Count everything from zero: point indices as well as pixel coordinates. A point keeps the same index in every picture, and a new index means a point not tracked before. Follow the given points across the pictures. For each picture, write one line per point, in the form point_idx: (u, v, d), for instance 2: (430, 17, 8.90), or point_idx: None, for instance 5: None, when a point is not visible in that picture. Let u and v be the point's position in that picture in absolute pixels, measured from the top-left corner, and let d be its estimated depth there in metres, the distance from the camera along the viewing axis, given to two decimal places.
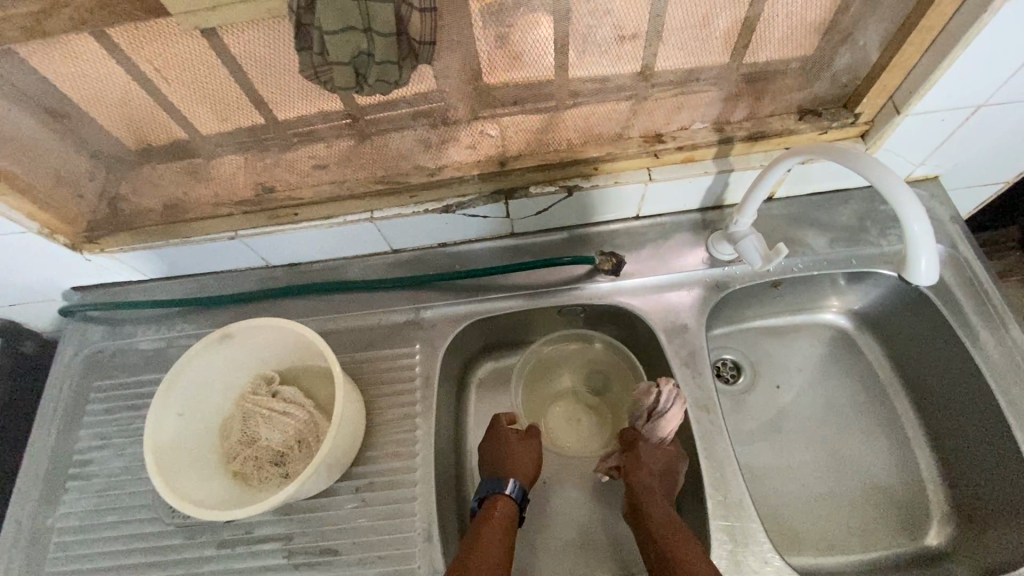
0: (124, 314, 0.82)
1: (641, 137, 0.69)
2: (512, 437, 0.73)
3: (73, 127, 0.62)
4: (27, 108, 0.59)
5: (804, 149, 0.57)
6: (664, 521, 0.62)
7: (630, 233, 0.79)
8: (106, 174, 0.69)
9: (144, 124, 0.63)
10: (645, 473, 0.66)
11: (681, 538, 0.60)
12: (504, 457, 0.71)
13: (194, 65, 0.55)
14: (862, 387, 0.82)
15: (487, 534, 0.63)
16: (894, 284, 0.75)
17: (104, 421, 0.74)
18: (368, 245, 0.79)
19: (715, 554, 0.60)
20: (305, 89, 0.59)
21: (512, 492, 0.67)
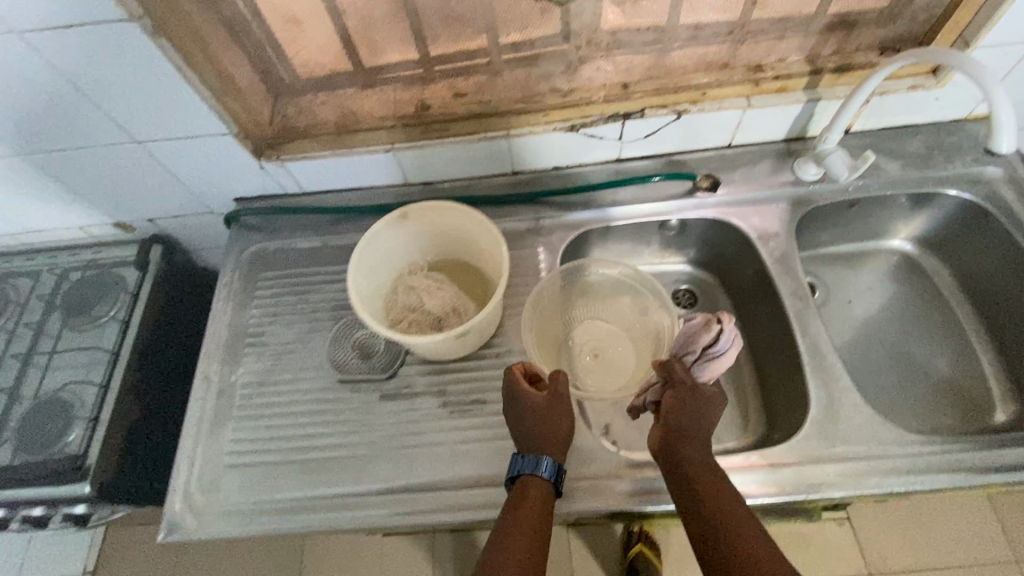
0: (282, 220, 0.96)
1: (744, 68, 0.82)
2: (537, 395, 0.70)
3: (298, 41, 0.80)
4: (267, 21, 0.76)
5: (900, 58, 0.69)
6: (703, 472, 0.63)
7: (723, 160, 0.92)
8: (304, 89, 0.86)
9: (355, 42, 0.80)
10: (688, 417, 0.67)
11: (720, 489, 0.62)
12: (535, 424, 0.68)
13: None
14: (926, 303, 0.92)
15: (528, 514, 0.63)
16: (958, 203, 0.86)
17: (273, 301, 0.87)
18: (495, 166, 0.92)
19: (813, 402, 0.72)
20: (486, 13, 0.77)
21: (545, 474, 0.65)
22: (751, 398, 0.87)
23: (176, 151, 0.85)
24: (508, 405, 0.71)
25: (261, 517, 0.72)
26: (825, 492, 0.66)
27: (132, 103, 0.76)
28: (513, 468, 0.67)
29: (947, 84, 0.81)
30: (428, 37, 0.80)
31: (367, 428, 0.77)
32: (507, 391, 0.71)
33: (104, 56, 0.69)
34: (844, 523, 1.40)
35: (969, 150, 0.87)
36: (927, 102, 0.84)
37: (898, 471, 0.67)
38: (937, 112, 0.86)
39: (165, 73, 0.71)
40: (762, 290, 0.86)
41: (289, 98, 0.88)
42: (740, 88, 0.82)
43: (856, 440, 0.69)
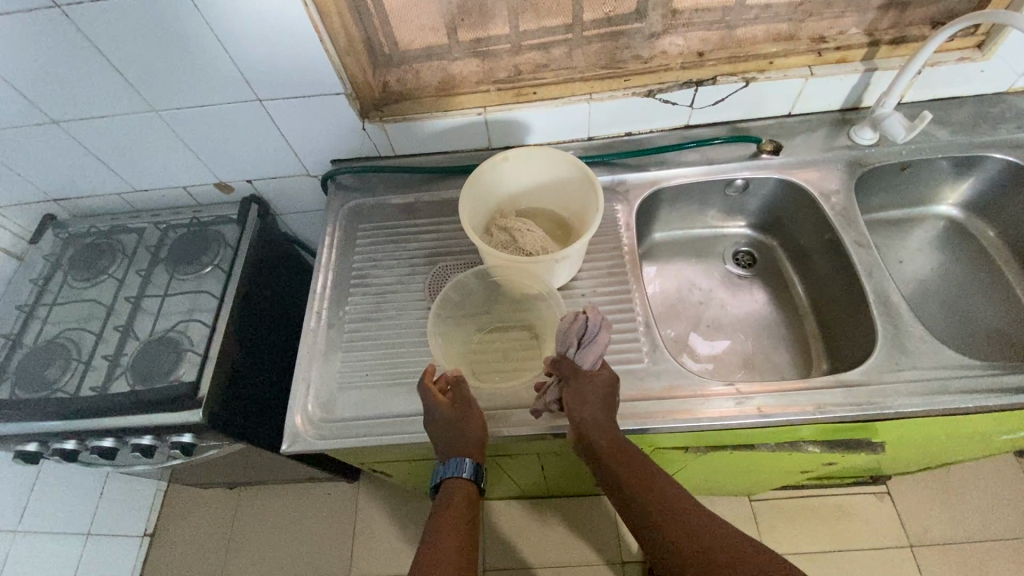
0: (375, 180, 1.05)
1: (808, 40, 0.91)
2: (447, 409, 0.73)
3: (406, 10, 0.89)
4: None
5: (962, 21, 0.76)
6: (625, 455, 0.70)
7: (783, 127, 1.00)
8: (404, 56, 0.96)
9: (458, 13, 0.89)
10: (588, 407, 0.71)
11: (644, 464, 0.70)
12: (450, 436, 0.72)
13: None
14: (975, 261, 0.99)
15: (457, 510, 0.69)
16: (1005, 167, 0.93)
17: (372, 248, 0.96)
18: (573, 131, 1.01)
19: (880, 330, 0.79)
20: None
21: (467, 474, 0.72)
22: (812, 343, 0.95)
23: (289, 110, 0.95)
24: (427, 423, 0.73)
25: (376, 430, 0.78)
26: (896, 405, 0.73)
27: (264, 60, 0.85)
28: (438, 471, 0.73)
29: (992, 56, 0.90)
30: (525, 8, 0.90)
31: (467, 356, 0.83)
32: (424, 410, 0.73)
33: (251, 14, 0.79)
34: (884, 497, 1.44)
35: (1012, 118, 0.94)
36: (974, 73, 0.92)
37: (962, 389, 0.73)
38: (981, 84, 0.95)
39: (302, 32, 0.81)
40: (824, 243, 0.93)
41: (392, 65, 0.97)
42: (804, 57, 0.91)
43: (922, 364, 0.76)
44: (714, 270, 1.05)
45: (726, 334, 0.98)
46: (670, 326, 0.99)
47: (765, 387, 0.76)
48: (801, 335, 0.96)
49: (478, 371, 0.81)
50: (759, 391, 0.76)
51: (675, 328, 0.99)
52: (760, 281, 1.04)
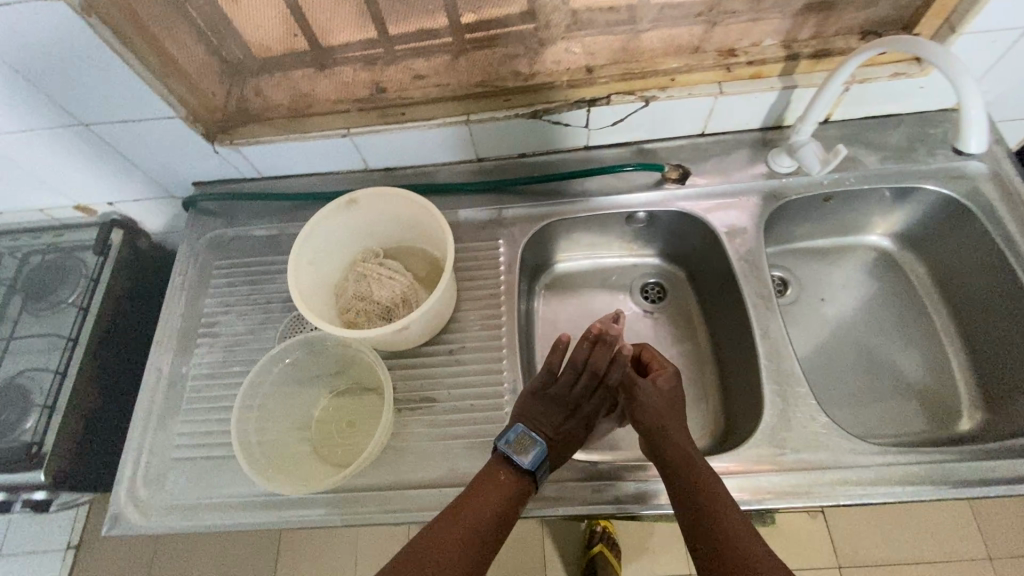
0: (239, 207, 0.93)
1: (716, 52, 0.78)
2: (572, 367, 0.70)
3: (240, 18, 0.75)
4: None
5: (886, 46, 0.63)
6: (696, 468, 0.61)
7: (694, 149, 0.88)
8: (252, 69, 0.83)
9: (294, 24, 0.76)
10: (653, 400, 0.67)
11: (719, 487, 0.60)
12: (541, 413, 0.67)
13: None
14: (902, 302, 0.89)
15: (483, 503, 0.60)
16: (939, 201, 0.81)
17: (226, 291, 0.86)
18: (458, 152, 0.89)
19: (766, 401, 0.69)
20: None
21: (529, 464, 0.63)
22: (712, 397, 0.84)
23: (122, 135, 0.82)
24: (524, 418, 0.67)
25: (204, 512, 0.71)
26: (771, 501, 0.63)
27: (66, 84, 0.71)
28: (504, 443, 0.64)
29: (931, 72, 0.77)
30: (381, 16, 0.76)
31: (316, 422, 0.76)
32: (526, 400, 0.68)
33: (38, 38, 0.65)
34: (818, 516, 1.39)
35: (953, 142, 0.82)
36: (910, 91, 0.79)
37: (848, 481, 0.64)
38: (921, 101, 0.82)
39: (99, 53, 0.67)
40: (728, 289, 0.83)
41: (242, 79, 0.84)
42: (711, 73, 0.77)
43: (809, 448, 0.66)
44: (619, 306, 0.95)
45: None
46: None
47: (632, 468, 0.69)
48: (701, 387, 0.85)
49: (314, 445, 0.74)
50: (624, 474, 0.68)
51: None
52: (667, 320, 0.93)
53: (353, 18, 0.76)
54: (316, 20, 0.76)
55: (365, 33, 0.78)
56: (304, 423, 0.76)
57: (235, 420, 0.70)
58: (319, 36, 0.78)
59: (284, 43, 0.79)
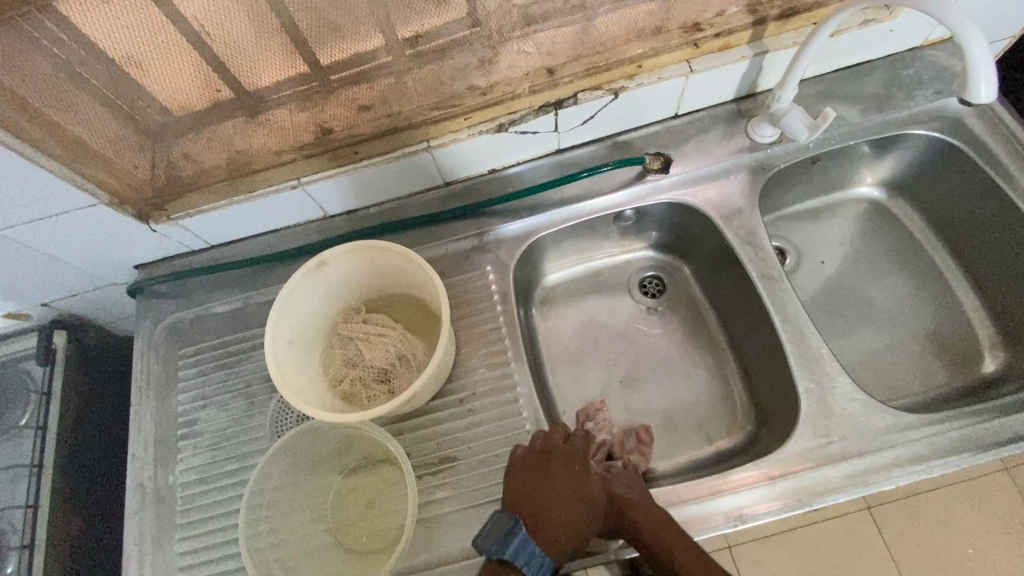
0: (193, 283, 0.84)
1: (680, 29, 0.72)
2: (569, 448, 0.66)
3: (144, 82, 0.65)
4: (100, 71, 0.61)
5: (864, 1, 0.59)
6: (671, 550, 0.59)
7: (670, 133, 0.82)
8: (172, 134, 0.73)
9: (206, 79, 0.65)
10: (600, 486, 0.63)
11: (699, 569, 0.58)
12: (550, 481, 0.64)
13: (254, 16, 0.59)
14: (902, 250, 0.87)
15: None
16: (926, 145, 0.79)
17: (200, 382, 0.77)
18: (423, 180, 0.81)
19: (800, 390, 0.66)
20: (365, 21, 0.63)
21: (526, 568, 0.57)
22: (735, 385, 0.82)
23: (39, 233, 0.71)
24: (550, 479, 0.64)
25: None
26: (829, 498, 0.60)
27: None
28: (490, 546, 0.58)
29: (900, 14, 0.73)
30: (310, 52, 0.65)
31: (331, 509, 0.68)
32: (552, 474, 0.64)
33: None
34: None
35: (930, 81, 0.79)
36: (880, 36, 0.76)
37: (901, 459, 0.61)
38: (890, 45, 0.79)
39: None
40: (734, 275, 0.79)
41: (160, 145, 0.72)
42: (679, 53, 0.72)
43: (855, 433, 0.63)
44: (621, 308, 0.91)
45: (641, 391, 0.84)
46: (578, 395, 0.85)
47: (682, 491, 0.63)
48: (722, 377, 0.83)
49: (335, 535, 0.67)
50: (675, 498, 0.63)
51: (585, 393, 0.85)
52: (673, 313, 0.89)
53: (279, 51, 0.64)
54: (234, 64, 0.64)
55: (293, 67, 0.67)
56: (320, 512, 0.68)
57: (244, 529, 0.63)
58: (251, 81, 0.67)
59: (206, 95, 0.67)
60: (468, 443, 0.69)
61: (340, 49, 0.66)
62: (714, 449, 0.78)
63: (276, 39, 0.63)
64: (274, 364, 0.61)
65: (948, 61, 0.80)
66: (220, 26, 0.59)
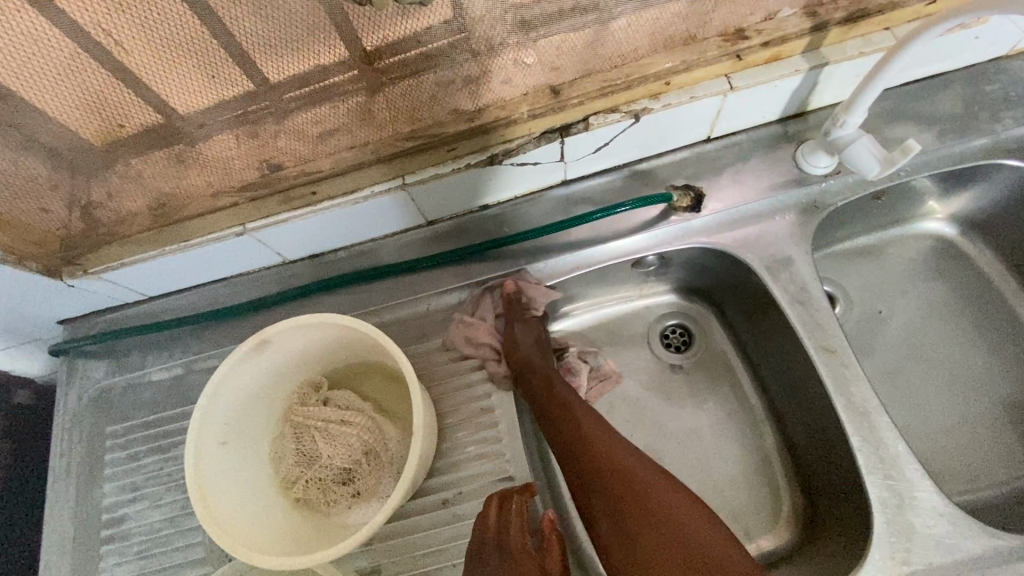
0: (126, 343, 0.70)
1: (719, 37, 0.57)
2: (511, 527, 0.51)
3: None
4: None
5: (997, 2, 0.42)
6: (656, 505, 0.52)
7: (701, 162, 0.68)
8: None
9: (110, 107, 0.50)
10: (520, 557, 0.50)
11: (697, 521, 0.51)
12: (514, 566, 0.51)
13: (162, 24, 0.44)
14: (977, 299, 0.72)
15: None
16: (1017, 177, 0.64)
17: (130, 469, 0.64)
18: (400, 221, 0.67)
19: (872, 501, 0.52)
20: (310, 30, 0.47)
21: None
22: (778, 467, 0.68)
23: None
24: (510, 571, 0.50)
25: None
26: None
27: None
28: None
29: (991, 18, 0.58)
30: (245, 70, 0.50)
31: None
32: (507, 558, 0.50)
33: None
34: None
35: (1021, 99, 0.65)
36: (965, 43, 0.61)
37: None
38: (975, 53, 0.64)
39: None
40: (779, 338, 0.65)
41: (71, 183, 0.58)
42: (717, 67, 0.58)
43: (946, 563, 0.49)
44: (639, 366, 0.76)
45: None
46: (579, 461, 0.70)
47: None
48: (761, 456, 0.69)
49: None
50: None
51: None
52: (702, 373, 0.75)
53: (204, 59, 0.47)
54: (143, 75, 0.47)
55: (225, 86, 0.50)
56: None
57: None
58: (176, 98, 0.50)
59: (120, 118, 0.51)
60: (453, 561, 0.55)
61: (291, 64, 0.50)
62: (753, 548, 0.65)
63: (197, 53, 0.47)
64: (194, 487, 0.48)
65: None
66: (112, 20, 0.42)
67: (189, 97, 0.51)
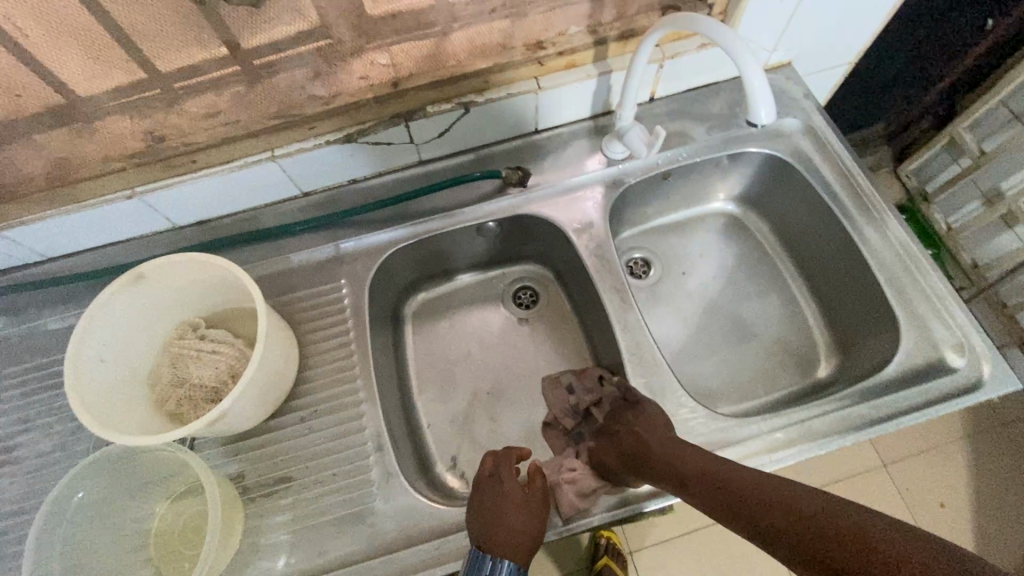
0: (25, 298, 0.78)
1: (525, 46, 0.73)
2: (502, 468, 0.66)
3: None
4: None
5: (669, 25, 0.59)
6: (751, 490, 0.52)
7: (530, 148, 0.84)
8: None
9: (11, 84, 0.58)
10: (503, 490, 0.63)
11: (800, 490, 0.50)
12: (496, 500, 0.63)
13: (64, 16, 0.54)
14: (755, 262, 0.91)
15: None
16: (762, 159, 0.83)
17: (21, 405, 0.72)
18: (278, 191, 0.79)
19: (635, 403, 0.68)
20: (177, 26, 0.58)
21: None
22: None
23: None
24: (484, 498, 0.63)
25: None
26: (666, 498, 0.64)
27: None
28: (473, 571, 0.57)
29: None
30: (122, 58, 0.60)
31: (154, 537, 0.64)
32: (493, 490, 0.63)
33: None
34: None
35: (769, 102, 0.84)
36: (719, 60, 0.80)
37: (741, 456, 0.65)
38: (732, 68, 0.83)
39: None
40: (585, 288, 0.81)
41: None
42: (525, 70, 0.74)
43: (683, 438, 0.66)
44: (492, 319, 0.92)
45: (505, 403, 0.85)
46: (431, 393, 0.86)
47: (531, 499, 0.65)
48: None
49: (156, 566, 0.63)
50: None
51: (451, 406, 0.85)
52: (543, 324, 0.91)
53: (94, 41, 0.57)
54: (42, 54, 0.56)
55: (119, 69, 0.61)
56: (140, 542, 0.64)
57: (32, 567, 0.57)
58: (79, 76, 0.60)
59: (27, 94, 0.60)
60: (308, 464, 0.67)
61: (183, 56, 0.62)
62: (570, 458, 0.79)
63: (90, 42, 0.57)
64: (78, 395, 0.57)
65: (786, 84, 0.86)
66: (19, 14, 0.52)
67: (92, 75, 0.60)
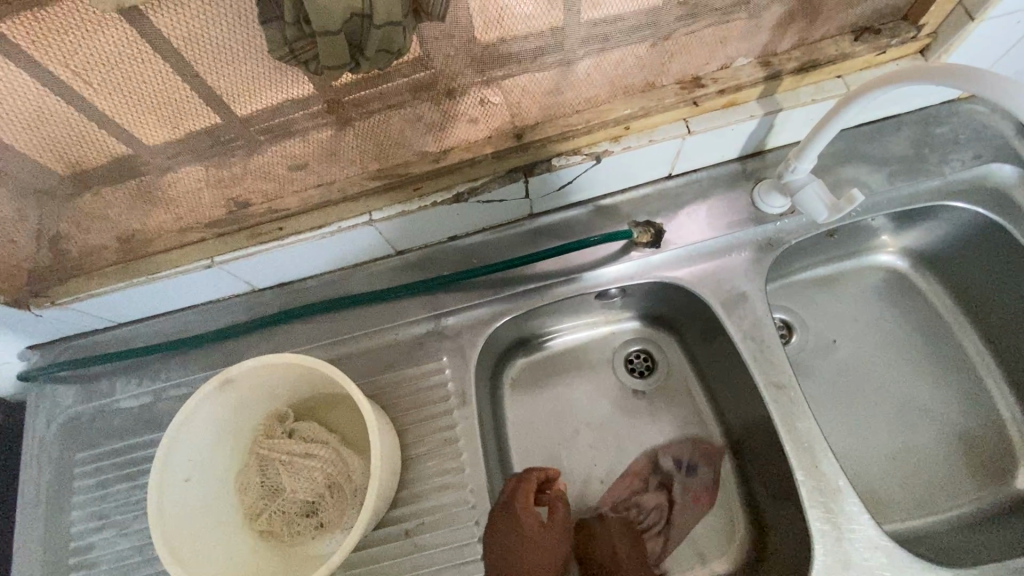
0: (95, 370, 0.70)
1: (677, 84, 0.59)
2: (518, 503, 0.58)
3: None
4: None
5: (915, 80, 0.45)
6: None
7: (662, 197, 0.70)
8: (35, 217, 0.55)
9: (71, 144, 0.48)
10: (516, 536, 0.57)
11: None
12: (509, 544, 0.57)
13: (133, 74, 0.43)
14: (926, 331, 0.76)
15: None
16: (960, 218, 0.69)
17: (97, 497, 0.65)
18: (369, 251, 0.68)
19: (818, 546, 0.55)
20: (264, 81, 0.47)
21: None
22: (732, 492, 0.71)
23: None
24: (495, 534, 0.57)
25: None
26: None
27: None
28: None
29: None
30: (200, 119, 0.49)
31: None
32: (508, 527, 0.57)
33: None
34: None
35: (967, 142, 0.68)
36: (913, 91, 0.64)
37: None
38: (922, 98, 0.67)
39: None
40: (729, 373, 0.69)
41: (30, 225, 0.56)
42: (676, 112, 0.60)
43: None
44: (604, 390, 0.77)
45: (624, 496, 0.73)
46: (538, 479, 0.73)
47: None
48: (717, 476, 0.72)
49: None
50: None
51: None
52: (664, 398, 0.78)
53: (169, 89, 0.45)
54: (105, 107, 0.45)
55: (181, 130, 0.49)
56: None
57: None
58: (149, 126, 0.48)
59: (92, 153, 0.50)
60: None
61: (257, 102, 0.48)
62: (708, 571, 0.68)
63: (160, 100, 0.46)
64: (164, 537, 0.49)
65: (989, 117, 0.69)
66: (80, 69, 0.41)
67: (163, 124, 0.49)
